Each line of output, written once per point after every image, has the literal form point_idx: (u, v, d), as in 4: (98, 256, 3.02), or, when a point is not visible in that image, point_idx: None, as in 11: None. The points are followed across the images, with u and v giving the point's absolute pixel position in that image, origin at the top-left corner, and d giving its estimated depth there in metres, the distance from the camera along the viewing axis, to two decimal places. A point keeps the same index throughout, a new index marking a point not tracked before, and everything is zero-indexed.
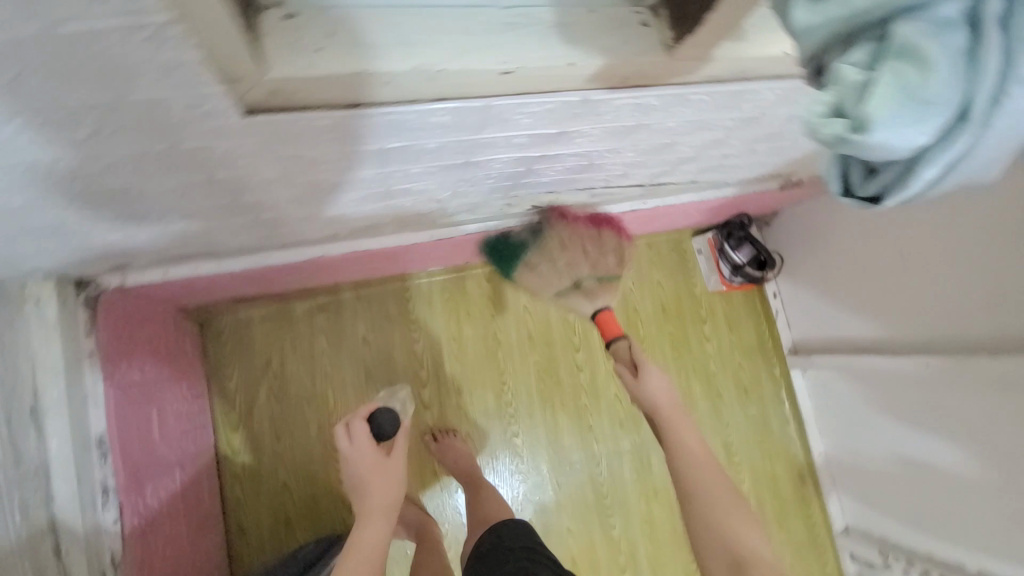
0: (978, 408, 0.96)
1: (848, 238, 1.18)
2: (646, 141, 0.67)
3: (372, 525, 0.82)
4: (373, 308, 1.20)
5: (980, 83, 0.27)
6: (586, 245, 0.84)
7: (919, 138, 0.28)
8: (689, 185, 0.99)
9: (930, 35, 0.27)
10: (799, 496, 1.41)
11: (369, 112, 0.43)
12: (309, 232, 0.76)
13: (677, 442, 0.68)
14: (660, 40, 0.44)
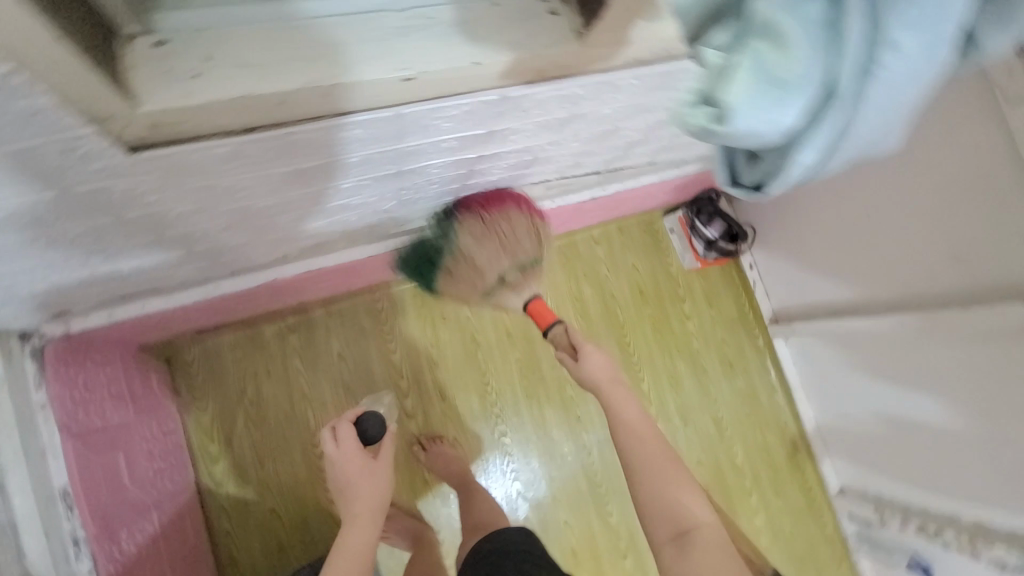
0: (955, 360, 0.97)
1: (816, 203, 1.17)
2: (588, 130, 0.65)
3: (358, 530, 0.79)
4: (345, 323, 1.18)
5: (839, 62, 0.27)
6: (498, 233, 0.70)
7: (784, 122, 0.28)
8: (647, 167, 0.97)
9: (789, 13, 0.27)
10: (793, 463, 1.41)
11: (269, 135, 0.41)
12: (256, 257, 0.73)
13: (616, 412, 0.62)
14: (570, 29, 0.42)
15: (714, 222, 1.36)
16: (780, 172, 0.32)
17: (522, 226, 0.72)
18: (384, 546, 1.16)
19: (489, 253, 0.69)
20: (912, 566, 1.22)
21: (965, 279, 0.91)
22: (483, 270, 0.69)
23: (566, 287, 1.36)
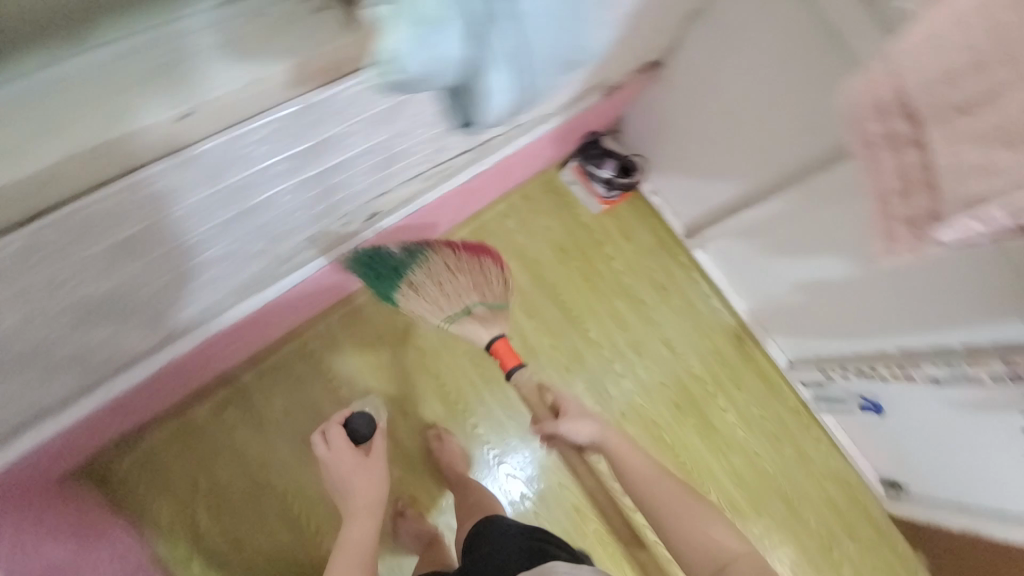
0: (830, 217, 1.07)
1: (685, 117, 1.26)
2: (427, 115, 0.66)
3: (358, 523, 0.88)
4: (280, 378, 1.13)
5: (472, 26, 0.44)
6: (471, 271, 0.83)
7: (452, 50, 0.43)
8: (516, 130, 0.98)
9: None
10: (743, 355, 1.51)
11: (67, 211, 0.42)
12: (137, 341, 0.70)
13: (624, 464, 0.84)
14: (334, 21, 0.46)
15: (605, 162, 1.42)
16: (495, 94, 0.49)
17: (496, 277, 0.84)
18: (395, 568, 1.15)
19: (464, 283, 0.82)
20: (864, 407, 1.35)
21: (821, 140, 1.02)
22: (451, 295, 0.82)
23: None
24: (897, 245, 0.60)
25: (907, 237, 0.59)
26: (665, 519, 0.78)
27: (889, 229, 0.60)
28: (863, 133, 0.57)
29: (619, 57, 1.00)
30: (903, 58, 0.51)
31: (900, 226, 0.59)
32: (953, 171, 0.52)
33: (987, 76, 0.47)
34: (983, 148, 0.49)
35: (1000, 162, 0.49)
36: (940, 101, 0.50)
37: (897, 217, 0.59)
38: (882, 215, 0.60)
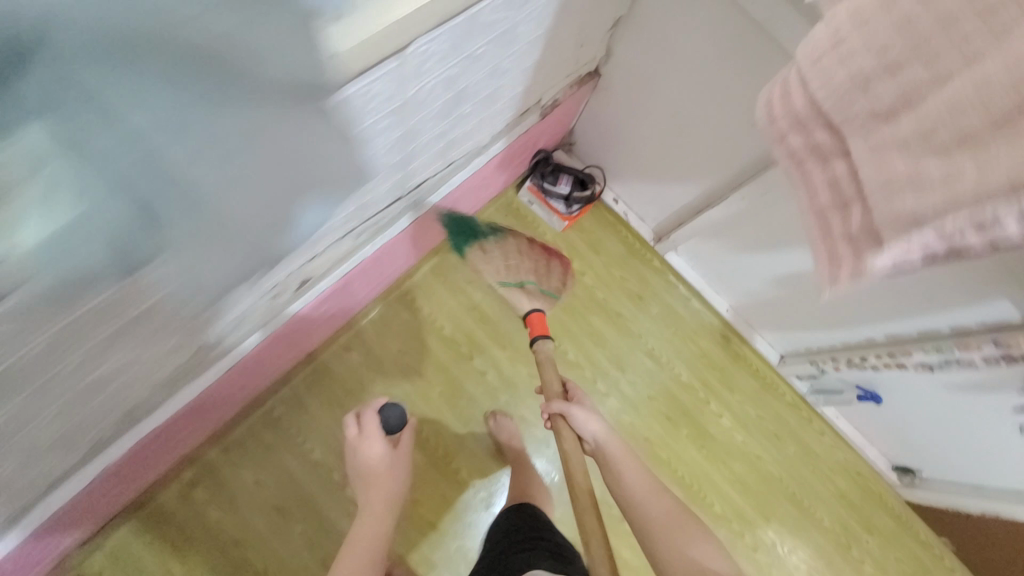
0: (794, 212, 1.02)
1: (634, 122, 1.21)
2: (338, 169, 0.64)
3: (369, 525, 0.90)
4: (248, 449, 1.09)
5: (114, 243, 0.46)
6: (535, 261, 1.12)
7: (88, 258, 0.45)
8: (449, 169, 0.95)
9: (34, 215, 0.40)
10: (732, 355, 1.46)
11: None
12: (65, 454, 0.67)
13: (619, 471, 0.80)
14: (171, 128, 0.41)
15: (561, 177, 1.37)
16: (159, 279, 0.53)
17: (554, 275, 1.13)
18: None
19: (524, 265, 1.09)
20: (860, 398, 1.28)
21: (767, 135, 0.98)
22: (510, 268, 1.07)
23: (455, 302, 1.31)
24: (840, 274, 0.51)
25: (850, 264, 0.50)
26: (653, 532, 0.73)
27: (830, 249, 0.52)
28: (788, 150, 0.53)
29: (547, 78, 0.96)
30: (813, 63, 0.48)
31: (841, 245, 0.51)
32: (880, 190, 0.45)
33: (901, 78, 0.42)
34: (910, 157, 0.43)
35: (932, 174, 0.41)
36: (853, 109, 0.46)
37: (837, 236, 0.51)
38: (823, 235, 0.53)
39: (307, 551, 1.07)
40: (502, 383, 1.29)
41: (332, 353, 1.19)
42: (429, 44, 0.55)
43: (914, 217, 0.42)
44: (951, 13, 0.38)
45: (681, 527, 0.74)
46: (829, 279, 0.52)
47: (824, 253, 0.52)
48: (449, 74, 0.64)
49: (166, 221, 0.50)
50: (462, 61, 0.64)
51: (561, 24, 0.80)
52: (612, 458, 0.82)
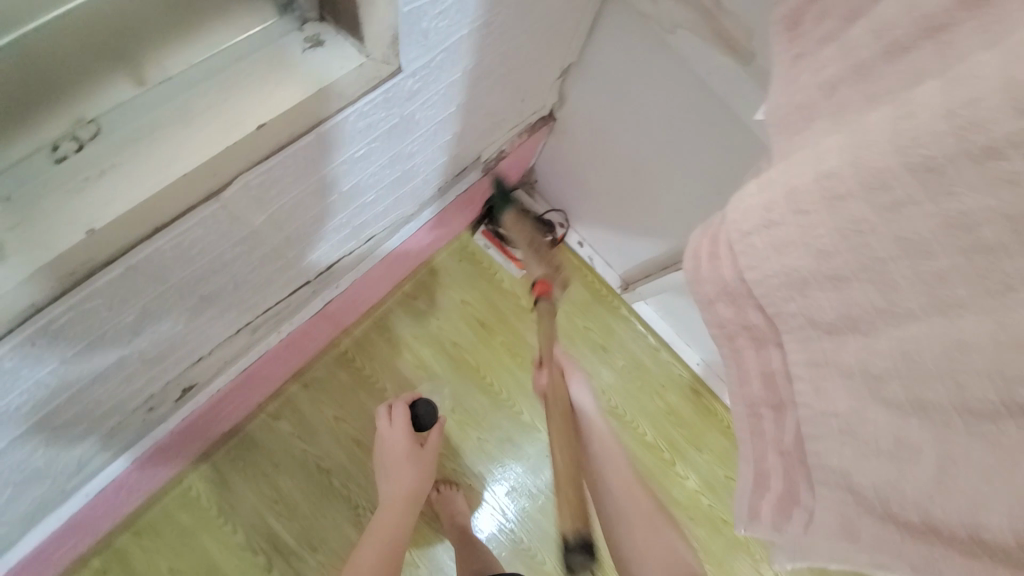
0: None
1: (594, 169, 1.08)
2: (172, 313, 0.51)
3: (388, 513, 0.85)
4: (163, 533, 1.01)
5: None
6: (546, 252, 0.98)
7: None
8: (369, 244, 0.84)
9: None
10: (701, 411, 1.36)
11: None
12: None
13: (598, 447, 0.76)
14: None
15: None
16: None
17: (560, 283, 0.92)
18: None
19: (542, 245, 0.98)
20: None
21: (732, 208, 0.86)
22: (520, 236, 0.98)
23: (401, 359, 1.21)
24: (761, 502, 0.39)
25: (778, 491, 0.38)
26: (626, 512, 0.70)
27: (759, 456, 0.40)
28: (717, 319, 0.41)
29: (481, 138, 0.83)
30: (740, 235, 0.35)
31: (772, 457, 0.38)
32: (815, 422, 0.34)
33: (845, 293, 0.31)
34: (855, 397, 0.32)
35: (879, 436, 0.30)
36: (788, 308, 0.34)
37: (770, 443, 0.39)
38: (753, 435, 0.40)
39: None
40: (448, 448, 1.20)
41: (261, 420, 1.10)
42: (269, 170, 0.42)
43: (848, 482, 0.32)
44: (922, 239, 0.27)
45: (655, 514, 0.71)
46: (749, 508, 0.40)
47: (749, 466, 0.40)
48: (320, 183, 0.52)
49: None
50: (338, 167, 0.52)
51: (480, 95, 0.68)
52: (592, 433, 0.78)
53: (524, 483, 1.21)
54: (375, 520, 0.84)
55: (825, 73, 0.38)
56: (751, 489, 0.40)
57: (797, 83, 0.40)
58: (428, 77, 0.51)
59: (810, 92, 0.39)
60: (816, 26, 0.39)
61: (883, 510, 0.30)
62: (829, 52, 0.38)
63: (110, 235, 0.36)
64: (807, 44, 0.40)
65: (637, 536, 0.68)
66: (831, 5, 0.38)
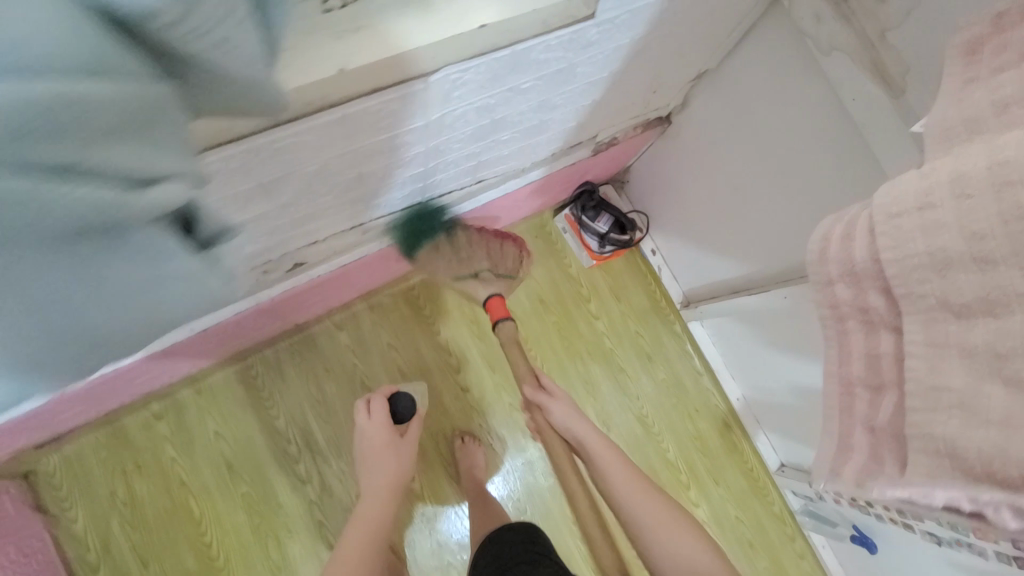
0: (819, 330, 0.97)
1: (691, 180, 1.11)
2: (337, 181, 0.59)
3: (372, 502, 0.89)
4: (219, 400, 1.11)
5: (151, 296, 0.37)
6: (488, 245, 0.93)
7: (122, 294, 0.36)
8: (478, 184, 0.90)
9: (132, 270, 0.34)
10: (729, 447, 1.35)
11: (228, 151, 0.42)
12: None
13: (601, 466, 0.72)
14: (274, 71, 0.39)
15: (601, 215, 1.27)
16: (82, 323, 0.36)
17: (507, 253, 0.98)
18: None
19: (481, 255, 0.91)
20: (852, 537, 1.16)
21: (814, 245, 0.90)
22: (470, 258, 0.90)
23: (458, 310, 1.27)
24: (845, 465, 0.47)
25: (862, 460, 0.46)
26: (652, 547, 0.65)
27: (846, 431, 0.48)
28: (832, 300, 0.46)
29: (606, 117, 0.89)
30: (886, 217, 0.40)
31: (861, 432, 0.46)
32: (921, 396, 0.40)
33: (990, 277, 0.35)
34: (971, 376, 0.37)
35: (990, 408, 0.36)
36: (921, 289, 0.39)
37: (858, 420, 0.47)
38: (842, 411, 0.48)
39: (244, 513, 1.08)
40: (479, 406, 1.25)
41: (325, 327, 1.19)
42: (463, 73, 0.49)
43: (951, 448, 0.38)
44: None
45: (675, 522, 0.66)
46: (833, 468, 0.49)
47: (835, 436, 0.48)
48: (484, 103, 0.58)
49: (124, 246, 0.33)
50: (502, 92, 0.58)
51: (628, 71, 0.73)
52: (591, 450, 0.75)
53: (540, 460, 1.25)
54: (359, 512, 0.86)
55: (1001, 94, 0.42)
56: (836, 454, 0.48)
57: (966, 103, 0.44)
58: (607, 31, 0.57)
59: (980, 110, 0.43)
60: (994, 54, 0.43)
61: (983, 471, 0.36)
62: (1007, 77, 0.42)
63: (358, 82, 0.43)
64: (981, 68, 0.44)
65: None
66: (1011, 40, 0.42)
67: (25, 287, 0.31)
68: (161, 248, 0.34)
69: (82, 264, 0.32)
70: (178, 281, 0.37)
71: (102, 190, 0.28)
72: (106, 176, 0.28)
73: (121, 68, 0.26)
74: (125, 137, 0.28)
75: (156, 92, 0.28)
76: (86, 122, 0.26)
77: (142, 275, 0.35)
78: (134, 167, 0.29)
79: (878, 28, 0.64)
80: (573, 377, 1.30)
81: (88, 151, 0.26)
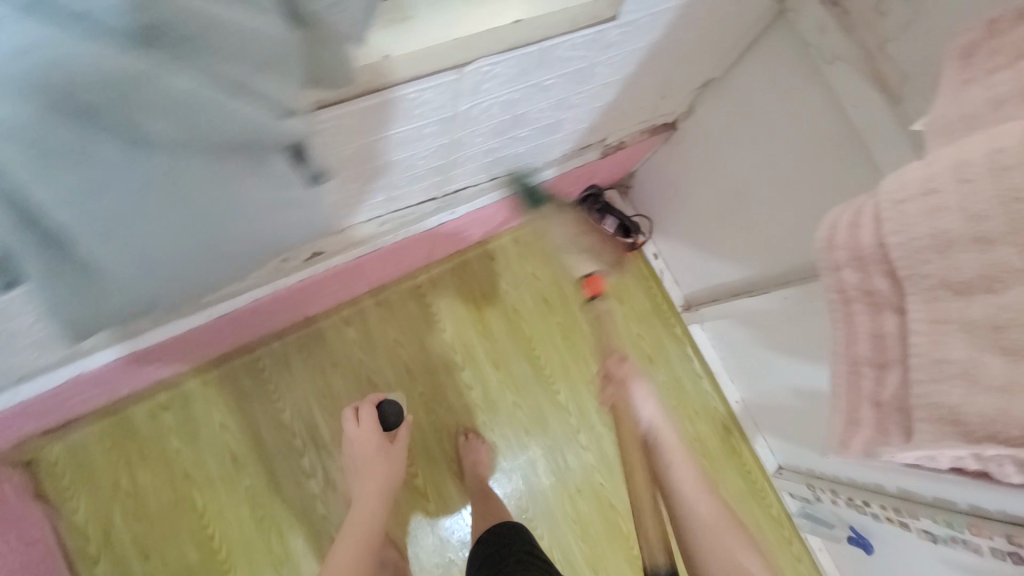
0: (814, 331, 1.00)
1: (693, 185, 1.15)
2: (361, 170, 0.61)
3: (360, 515, 0.84)
4: (225, 392, 1.11)
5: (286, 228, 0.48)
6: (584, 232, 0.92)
7: (286, 229, 0.48)
8: (491, 182, 0.94)
9: (262, 178, 0.42)
10: (727, 448, 1.37)
11: (368, 103, 0.47)
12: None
13: (664, 457, 0.75)
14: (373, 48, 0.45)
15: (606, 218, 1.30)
16: (247, 250, 0.48)
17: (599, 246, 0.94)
18: None
19: None
20: (849, 539, 1.18)
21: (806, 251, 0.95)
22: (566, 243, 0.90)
23: (464, 309, 1.28)
24: (856, 438, 0.51)
25: (870, 433, 0.50)
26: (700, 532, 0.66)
27: (853, 407, 0.51)
28: (839, 283, 0.49)
29: (617, 119, 0.93)
30: (892, 204, 0.43)
31: (867, 408, 0.49)
32: (925, 368, 0.43)
33: (989, 254, 0.39)
34: (975, 345, 0.40)
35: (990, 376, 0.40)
36: (924, 269, 0.42)
37: (865, 397, 0.50)
38: (849, 390, 0.51)
39: (247, 507, 1.08)
40: (484, 403, 1.26)
41: (333, 322, 1.20)
42: (494, 66, 0.52)
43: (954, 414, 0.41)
44: None
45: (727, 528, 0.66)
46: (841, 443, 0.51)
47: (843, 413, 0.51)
48: (509, 97, 0.61)
49: (256, 163, 0.41)
50: (528, 88, 0.61)
51: (641, 74, 0.77)
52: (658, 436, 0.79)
53: (540, 462, 1.26)
54: (347, 524, 0.81)
55: (997, 90, 0.46)
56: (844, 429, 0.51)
57: (964, 100, 0.48)
58: (627, 34, 0.60)
59: (976, 106, 0.47)
60: (988, 58, 0.47)
61: (985, 434, 0.40)
62: (1003, 76, 0.45)
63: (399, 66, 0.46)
64: (977, 70, 0.48)
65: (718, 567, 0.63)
66: (1004, 44, 0.46)
67: (177, 181, 0.38)
68: (280, 170, 0.43)
69: (229, 172, 0.40)
70: (285, 203, 0.46)
71: (257, 118, 0.36)
72: (264, 102, 0.36)
73: (259, 6, 0.32)
74: (273, 73, 0.35)
75: (280, 45, 0.33)
76: (236, 53, 0.32)
77: (261, 192, 0.43)
78: (276, 96, 0.36)
79: (877, 40, 0.68)
80: (577, 376, 1.32)
81: (250, 77, 0.34)
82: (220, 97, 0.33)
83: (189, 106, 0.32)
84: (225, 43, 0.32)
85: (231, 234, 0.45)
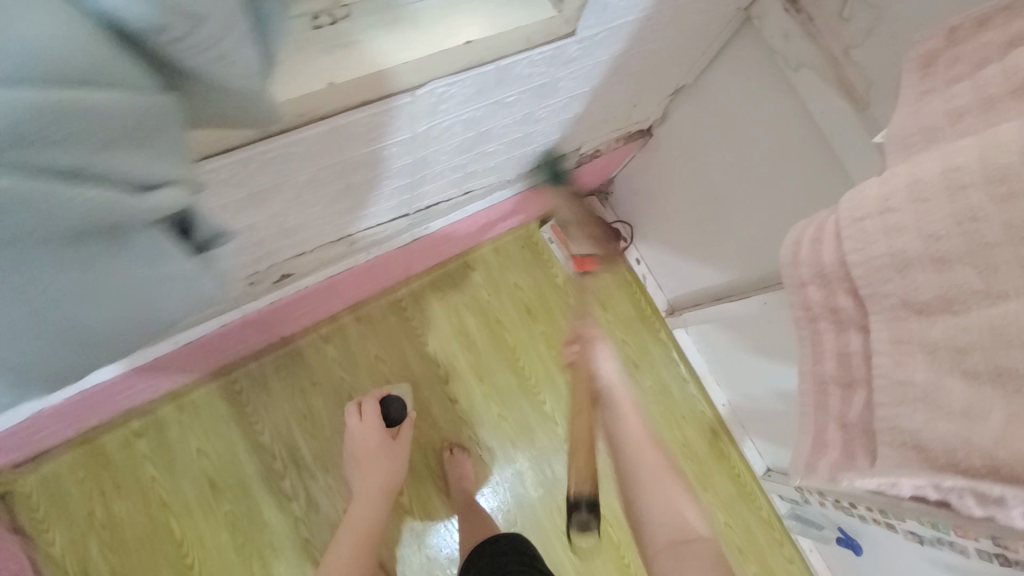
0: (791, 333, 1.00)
1: (670, 191, 1.15)
2: (321, 194, 0.60)
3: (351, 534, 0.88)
4: (200, 417, 1.08)
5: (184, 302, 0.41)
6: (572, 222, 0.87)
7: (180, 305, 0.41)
8: (464, 197, 0.92)
9: (139, 262, 0.35)
10: (716, 452, 1.37)
11: (317, 130, 0.46)
12: None
13: (619, 418, 0.67)
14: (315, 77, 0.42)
15: None
16: (142, 329, 0.42)
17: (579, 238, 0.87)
18: None
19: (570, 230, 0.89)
20: (838, 540, 1.18)
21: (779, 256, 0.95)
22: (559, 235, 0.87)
23: (445, 322, 1.27)
24: (822, 459, 0.55)
25: (836, 456, 0.53)
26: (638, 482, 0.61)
27: (821, 429, 0.55)
28: (805, 302, 0.52)
29: (589, 129, 0.92)
30: (852, 221, 0.46)
31: (834, 429, 0.53)
32: (888, 391, 0.47)
33: (946, 275, 0.41)
34: (934, 368, 0.43)
35: (952, 401, 0.42)
36: (885, 287, 0.45)
37: (831, 416, 0.54)
38: (817, 409, 0.55)
39: (227, 533, 1.05)
40: (469, 416, 1.24)
41: (311, 340, 1.18)
42: (450, 87, 0.51)
43: (916, 439, 0.45)
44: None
45: (661, 478, 0.61)
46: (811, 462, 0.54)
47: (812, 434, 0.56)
48: (471, 115, 0.60)
49: (125, 246, 0.33)
50: (489, 105, 0.60)
51: (608, 85, 0.76)
52: (618, 407, 0.68)
53: (527, 474, 1.25)
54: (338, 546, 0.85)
55: (955, 103, 0.45)
56: (812, 449, 0.56)
57: (923, 112, 0.47)
58: (586, 48, 0.59)
59: (936, 118, 0.46)
60: (948, 68, 0.47)
61: (946, 459, 0.42)
62: (960, 87, 0.45)
63: (346, 91, 0.44)
64: (936, 80, 0.47)
65: (651, 516, 0.59)
66: (963, 53, 0.46)
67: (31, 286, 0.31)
68: (160, 248, 0.35)
69: (94, 258, 0.33)
70: (174, 280, 0.38)
71: (115, 193, 0.29)
72: (120, 181, 0.29)
73: (118, 76, 0.26)
74: (136, 146, 0.29)
75: (153, 109, 0.28)
76: (88, 134, 0.26)
77: (136, 273, 0.35)
78: (132, 171, 0.29)
79: (842, 46, 0.68)
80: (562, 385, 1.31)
81: (92, 159, 0.27)
82: (53, 188, 0.27)
83: (16, 206, 0.26)
84: (72, 125, 0.25)
85: (118, 322, 0.39)
